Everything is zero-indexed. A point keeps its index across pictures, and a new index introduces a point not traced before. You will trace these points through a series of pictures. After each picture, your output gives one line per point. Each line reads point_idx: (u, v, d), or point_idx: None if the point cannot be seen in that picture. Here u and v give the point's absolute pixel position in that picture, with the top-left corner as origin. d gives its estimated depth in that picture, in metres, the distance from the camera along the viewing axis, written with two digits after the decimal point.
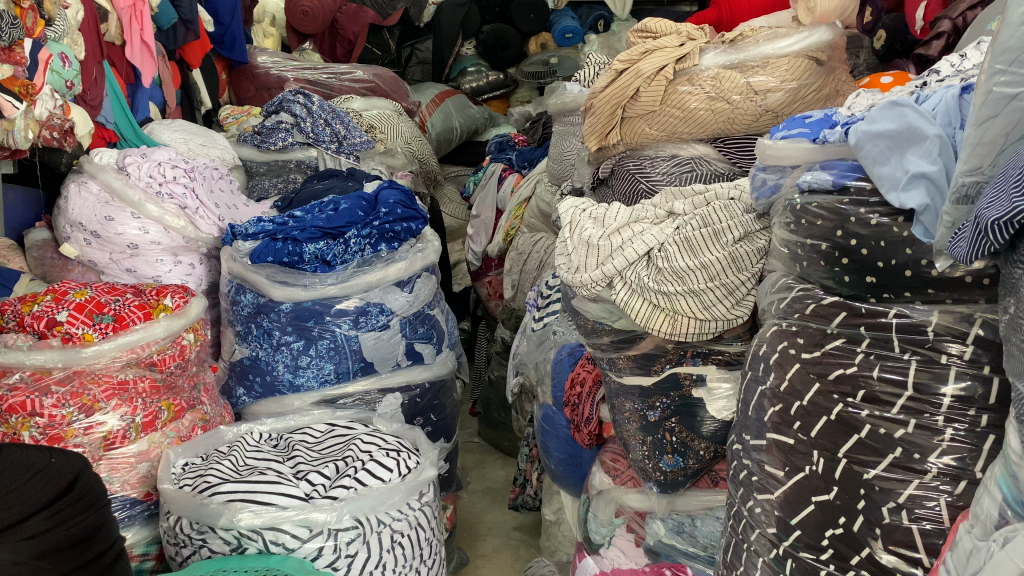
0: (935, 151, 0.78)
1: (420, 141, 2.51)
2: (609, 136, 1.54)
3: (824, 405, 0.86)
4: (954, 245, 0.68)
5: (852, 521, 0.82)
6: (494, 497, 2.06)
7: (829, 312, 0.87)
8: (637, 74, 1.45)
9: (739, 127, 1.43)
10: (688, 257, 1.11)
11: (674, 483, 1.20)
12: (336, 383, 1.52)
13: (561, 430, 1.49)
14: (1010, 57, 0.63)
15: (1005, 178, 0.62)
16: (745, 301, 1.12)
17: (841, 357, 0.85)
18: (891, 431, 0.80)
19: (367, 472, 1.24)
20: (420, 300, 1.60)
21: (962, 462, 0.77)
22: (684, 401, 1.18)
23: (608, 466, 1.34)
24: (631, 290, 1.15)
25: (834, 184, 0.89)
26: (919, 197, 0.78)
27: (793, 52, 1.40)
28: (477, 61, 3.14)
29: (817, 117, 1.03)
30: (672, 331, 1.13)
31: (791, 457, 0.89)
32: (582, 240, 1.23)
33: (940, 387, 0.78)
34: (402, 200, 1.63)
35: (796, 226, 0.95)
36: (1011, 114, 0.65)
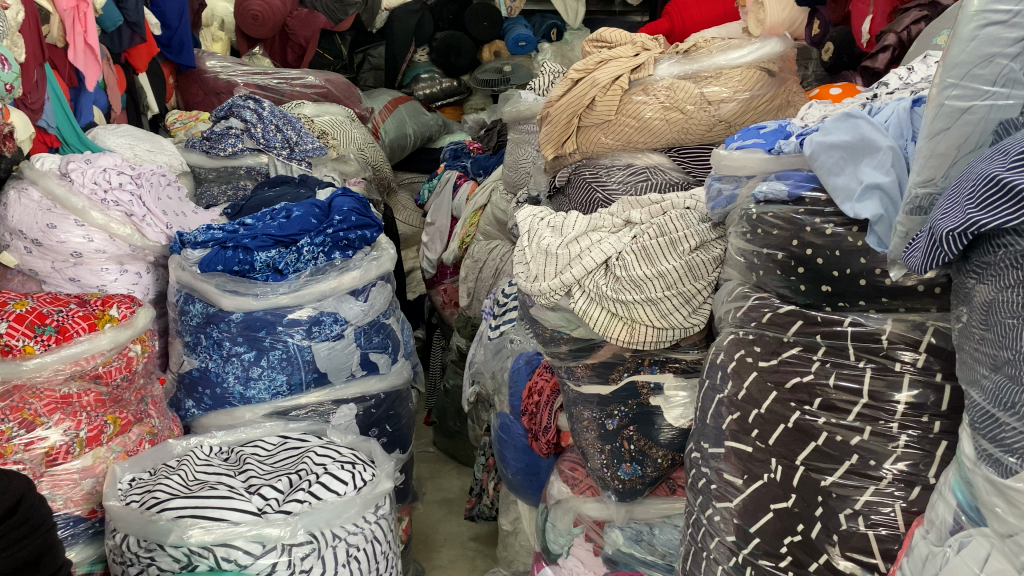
0: (889, 163, 0.80)
1: (373, 148, 2.49)
2: (565, 144, 1.55)
3: (781, 413, 0.86)
4: (909, 255, 0.68)
5: (810, 528, 0.83)
6: (450, 508, 2.05)
7: (785, 320, 0.88)
8: (592, 84, 1.46)
9: (693, 136, 1.44)
10: (646, 266, 1.11)
11: (633, 492, 1.20)
12: (288, 395, 1.49)
13: (518, 439, 1.48)
14: (961, 71, 0.64)
15: (957, 190, 0.63)
16: (701, 309, 1.13)
17: (797, 365, 0.86)
18: (847, 439, 0.81)
19: (321, 485, 1.23)
20: (375, 309, 1.58)
21: (915, 468, 0.79)
22: (642, 409, 1.18)
23: (567, 475, 1.35)
24: (590, 298, 1.15)
25: (789, 194, 0.90)
26: (874, 208, 0.79)
27: (745, 64, 1.42)
28: (431, 68, 3.13)
29: (772, 128, 1.04)
30: (630, 339, 1.13)
31: (749, 464, 0.90)
32: (540, 248, 1.22)
33: (894, 394, 0.80)
34: (356, 208, 1.61)
35: (752, 235, 0.95)
36: (965, 126, 0.66)
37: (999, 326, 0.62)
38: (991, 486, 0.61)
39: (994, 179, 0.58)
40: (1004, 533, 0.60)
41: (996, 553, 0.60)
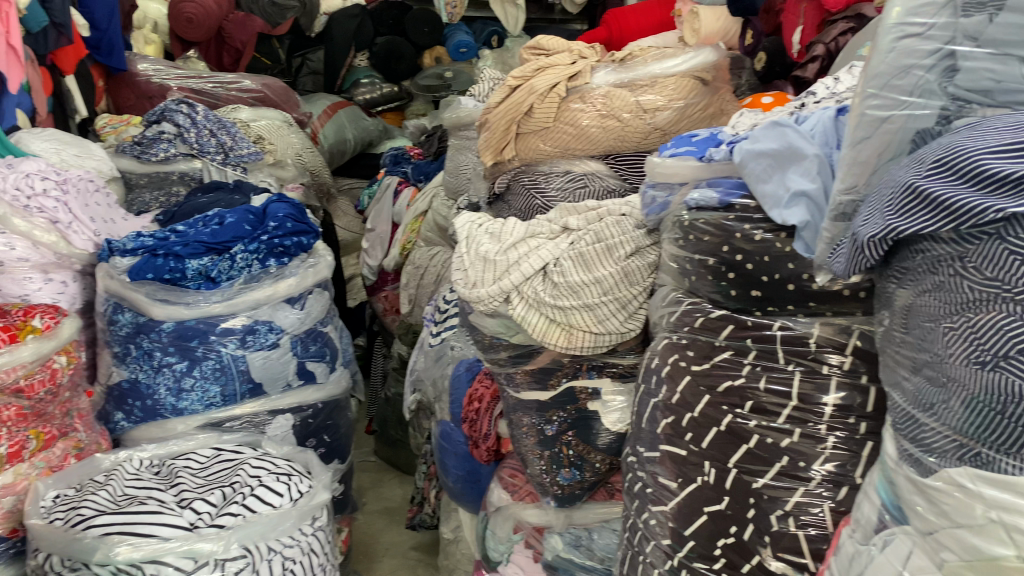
0: (814, 170, 0.82)
1: (311, 153, 2.46)
2: (504, 151, 1.55)
3: (714, 416, 0.87)
4: (834, 261, 0.70)
5: (743, 530, 0.84)
6: (391, 517, 2.03)
7: (717, 325, 0.89)
8: (530, 91, 1.47)
9: (630, 144, 1.45)
10: (583, 272, 1.11)
11: (572, 497, 1.20)
12: (221, 406, 1.45)
13: (459, 447, 1.47)
14: (881, 81, 0.66)
15: (878, 196, 0.64)
16: (637, 315, 1.14)
17: (729, 369, 0.87)
18: (778, 441, 0.83)
19: (256, 497, 1.20)
20: (312, 317, 1.56)
21: (843, 469, 0.81)
22: (580, 414, 1.18)
23: (507, 483, 1.34)
24: (528, 305, 1.14)
25: (721, 201, 0.92)
26: (801, 214, 0.80)
27: (680, 72, 1.44)
28: (371, 73, 3.10)
29: (703, 136, 1.06)
30: (568, 345, 1.13)
31: (684, 468, 0.91)
32: (478, 255, 1.21)
33: (822, 396, 0.82)
34: (292, 214, 1.58)
35: (685, 241, 0.96)
36: (885, 135, 0.67)
37: (918, 329, 0.64)
38: (913, 486, 0.63)
39: (912, 188, 0.58)
40: (925, 531, 0.61)
41: (917, 550, 0.62)
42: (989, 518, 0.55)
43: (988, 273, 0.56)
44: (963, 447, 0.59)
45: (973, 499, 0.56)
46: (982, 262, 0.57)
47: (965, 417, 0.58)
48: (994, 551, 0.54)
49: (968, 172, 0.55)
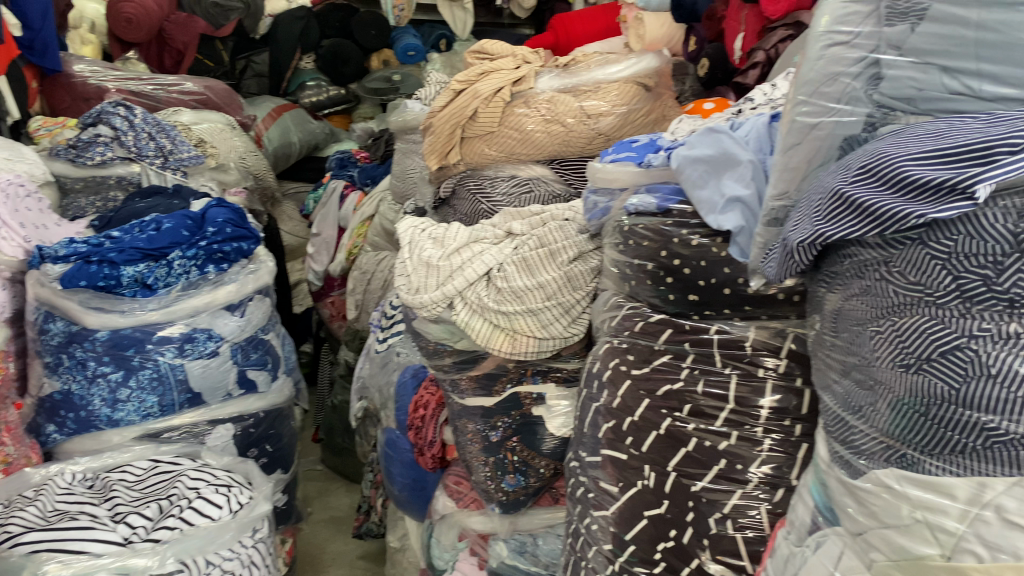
0: (748, 177, 0.83)
1: (255, 157, 2.42)
2: (449, 155, 1.53)
3: (653, 420, 0.88)
4: (767, 265, 0.71)
5: (682, 533, 0.84)
6: (338, 526, 2.00)
7: (655, 329, 0.90)
8: (475, 95, 1.45)
9: (573, 149, 1.45)
10: (527, 277, 1.10)
11: (516, 503, 1.19)
12: (159, 417, 1.41)
13: (404, 454, 1.44)
14: (810, 89, 0.67)
15: (808, 202, 0.65)
16: (580, 319, 1.14)
17: (667, 373, 0.88)
18: (715, 444, 0.84)
19: (194, 509, 1.18)
20: (252, 325, 1.53)
21: (779, 471, 0.82)
22: (525, 419, 1.18)
23: (452, 490, 1.33)
24: (472, 310, 1.13)
25: (659, 207, 0.92)
26: (736, 219, 0.81)
27: (623, 78, 1.45)
28: (317, 75, 3.06)
29: (643, 142, 1.07)
30: (512, 350, 1.12)
31: (625, 473, 0.91)
32: (421, 260, 1.19)
33: (758, 399, 0.83)
34: (232, 219, 1.55)
35: (624, 246, 0.96)
36: (813, 141, 0.69)
37: (847, 333, 0.65)
38: (844, 487, 0.64)
39: (838, 194, 0.59)
40: (855, 532, 0.62)
41: (848, 551, 0.63)
42: (915, 518, 0.56)
43: (911, 278, 0.57)
44: (890, 449, 0.60)
45: (900, 499, 0.57)
46: (906, 266, 0.58)
47: (892, 419, 0.59)
48: (920, 551, 0.55)
49: (889, 178, 0.56)
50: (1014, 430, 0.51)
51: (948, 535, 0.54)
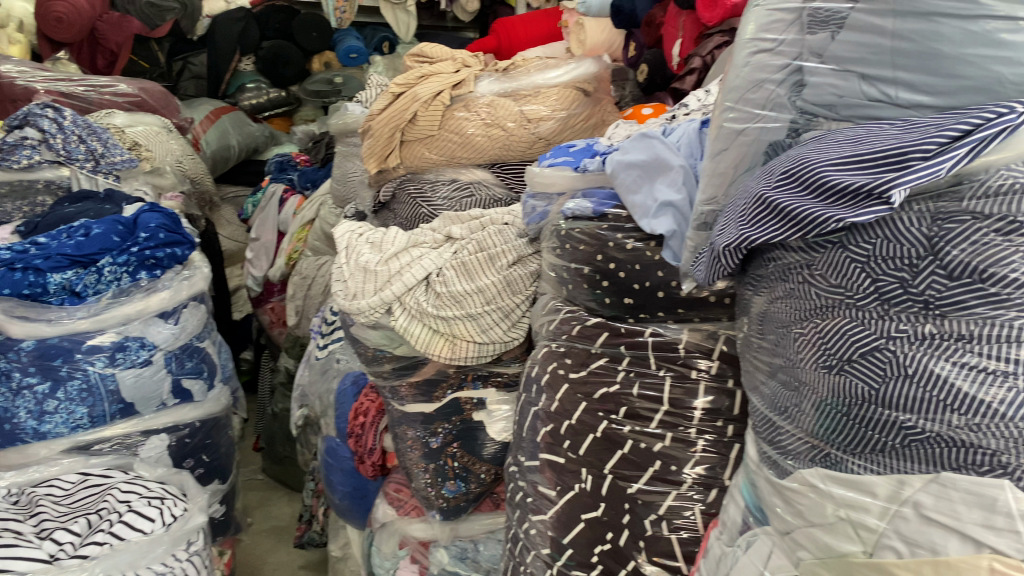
0: (680, 181, 0.84)
1: (192, 160, 2.37)
2: (389, 159, 1.51)
3: (590, 423, 0.88)
4: (697, 269, 0.72)
5: (618, 535, 0.85)
6: (280, 536, 1.97)
7: (592, 332, 0.91)
8: (414, 99, 1.43)
9: (514, 154, 1.45)
10: (466, 282, 1.09)
11: (457, 509, 1.18)
12: (89, 429, 1.36)
13: (344, 463, 1.43)
14: (737, 95, 0.70)
15: (734, 207, 0.67)
16: (520, 323, 1.14)
17: (604, 376, 0.89)
18: (650, 446, 0.84)
19: (125, 523, 1.14)
20: (187, 332, 1.50)
21: (713, 471, 0.83)
22: (465, 425, 1.16)
23: (392, 497, 1.31)
24: (410, 315, 1.11)
25: (595, 211, 0.93)
26: (668, 224, 0.82)
27: (562, 83, 1.46)
28: (256, 77, 3.02)
29: (581, 147, 1.07)
30: (452, 355, 1.11)
31: (562, 476, 0.91)
32: (358, 265, 1.16)
33: (692, 401, 0.84)
34: (165, 224, 1.49)
35: (562, 250, 0.96)
36: (740, 147, 0.72)
37: (773, 335, 0.66)
38: (772, 487, 0.65)
39: (763, 199, 0.61)
40: (783, 531, 0.64)
41: (777, 550, 0.64)
42: (838, 516, 0.57)
43: (832, 281, 0.59)
44: (814, 448, 0.61)
45: (824, 498, 0.59)
46: (827, 270, 0.59)
47: (817, 420, 0.60)
48: (844, 548, 0.57)
49: (811, 183, 0.57)
50: (930, 429, 0.52)
51: (869, 532, 0.55)
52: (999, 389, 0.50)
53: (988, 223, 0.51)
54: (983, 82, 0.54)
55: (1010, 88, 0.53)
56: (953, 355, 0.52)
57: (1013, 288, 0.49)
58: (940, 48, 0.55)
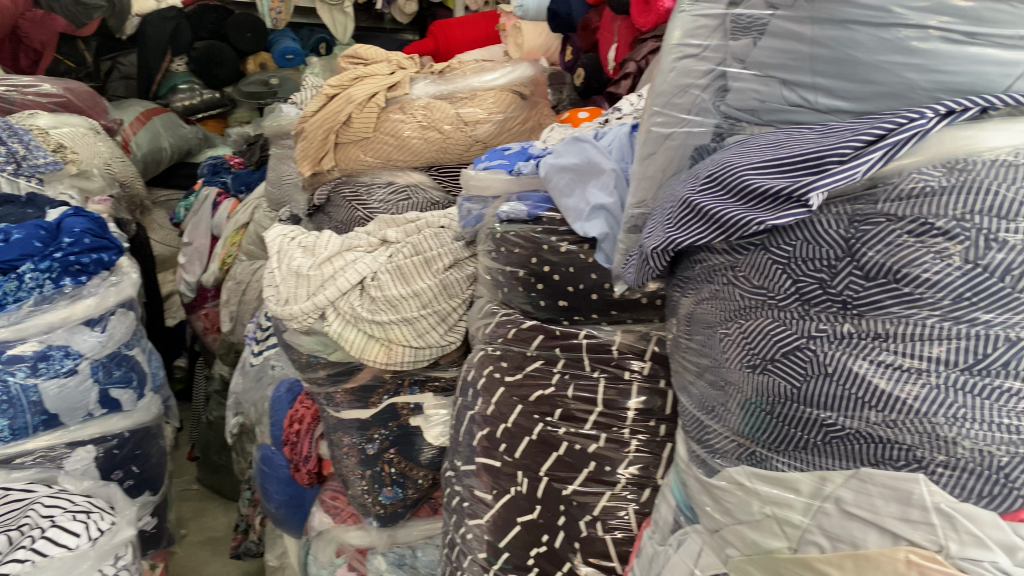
0: (611, 185, 0.85)
1: (121, 162, 2.30)
2: (323, 161, 1.49)
3: (525, 426, 0.89)
4: (627, 271, 0.73)
5: (554, 537, 0.85)
6: (215, 547, 1.93)
7: (528, 335, 0.91)
8: (348, 100, 1.42)
9: (451, 156, 1.46)
10: (401, 286, 1.08)
11: (394, 515, 1.17)
12: (9, 442, 1.31)
13: (280, 471, 1.40)
14: (664, 99, 0.71)
15: (661, 210, 0.68)
16: (457, 327, 1.13)
17: (539, 378, 0.89)
18: (585, 447, 0.85)
19: (48, 540, 1.10)
20: (115, 340, 1.45)
21: (645, 471, 0.84)
22: (402, 430, 1.16)
23: (328, 505, 1.30)
24: (344, 321, 1.08)
25: (529, 214, 0.92)
26: (600, 227, 0.83)
27: (499, 86, 1.46)
28: (189, 78, 2.94)
29: (515, 150, 1.07)
30: (388, 361, 1.09)
31: (499, 479, 0.91)
32: (291, 270, 1.13)
33: (625, 401, 0.85)
34: (91, 229, 1.46)
35: (497, 253, 0.96)
36: (667, 151, 0.73)
37: (699, 336, 0.67)
38: (701, 486, 0.66)
39: (689, 203, 0.62)
40: (711, 529, 0.65)
41: (706, 548, 0.65)
42: (764, 513, 0.59)
43: (755, 282, 0.60)
44: (741, 447, 0.62)
45: (750, 496, 0.60)
46: (751, 271, 0.60)
47: (743, 419, 0.62)
48: (770, 544, 0.58)
49: (735, 187, 0.58)
50: (849, 426, 0.54)
51: (793, 528, 0.57)
52: (913, 386, 0.51)
53: (902, 225, 0.51)
54: (896, 88, 0.56)
55: (921, 93, 0.55)
56: (871, 354, 0.53)
57: (924, 287, 0.50)
58: (856, 54, 0.56)
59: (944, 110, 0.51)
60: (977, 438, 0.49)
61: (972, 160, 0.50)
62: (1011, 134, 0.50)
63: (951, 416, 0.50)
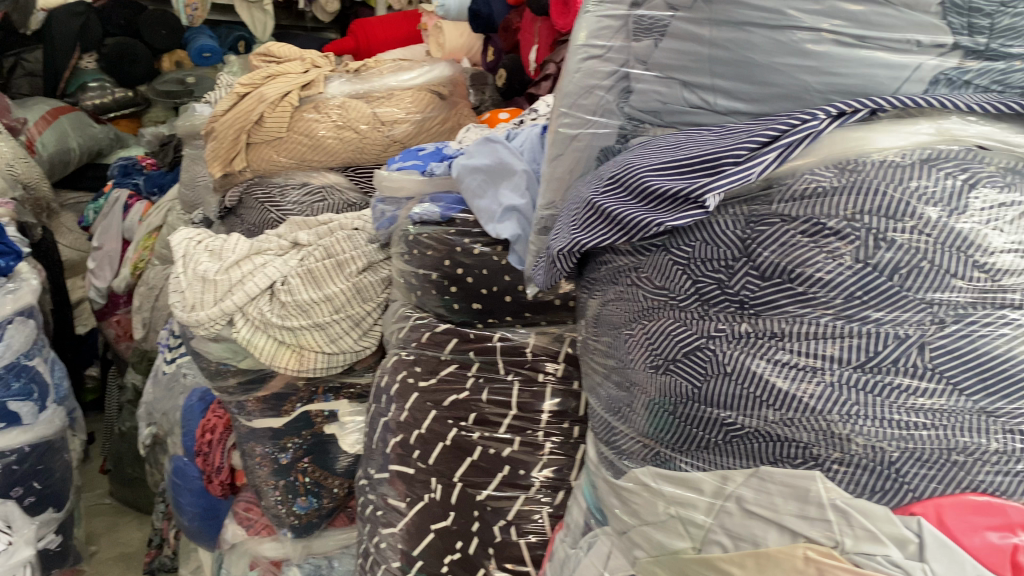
0: (523, 186, 0.84)
1: (25, 163, 2.19)
2: (234, 162, 1.45)
3: (439, 431, 0.87)
4: (536, 273, 0.72)
5: (468, 544, 0.83)
6: (129, 563, 1.86)
7: (442, 339, 0.90)
8: (260, 99, 1.38)
9: (368, 156, 1.43)
10: (313, 290, 1.05)
11: (309, 526, 1.15)
12: None
13: (193, 483, 1.34)
14: (570, 101, 0.71)
15: (567, 212, 0.68)
16: (372, 331, 1.11)
17: (454, 383, 0.88)
18: (499, 451, 0.84)
19: None
20: (13, 351, 1.38)
21: (560, 474, 0.83)
22: (316, 438, 1.13)
23: (242, 517, 1.26)
24: (254, 327, 1.06)
25: (442, 216, 0.91)
26: (512, 228, 0.82)
27: (416, 86, 1.44)
28: (100, 76, 2.82)
29: (430, 150, 1.05)
30: (300, 367, 1.06)
31: (413, 487, 0.89)
32: (197, 275, 1.10)
33: (540, 404, 0.84)
34: None
35: (410, 256, 0.93)
36: (574, 153, 0.73)
37: (606, 337, 0.67)
38: (610, 488, 0.66)
39: (592, 205, 0.62)
40: (620, 531, 0.65)
41: (615, 550, 0.65)
42: (669, 513, 0.59)
43: (658, 283, 0.60)
44: (647, 448, 0.62)
45: (656, 497, 0.60)
46: (653, 272, 0.60)
47: (648, 420, 0.62)
48: (674, 545, 0.58)
49: (636, 189, 0.58)
50: (748, 424, 0.54)
51: (697, 528, 0.57)
52: (809, 384, 0.51)
53: (795, 225, 0.52)
54: (792, 91, 0.56)
55: (815, 96, 0.56)
56: (767, 353, 0.53)
57: (818, 287, 0.51)
58: (753, 56, 0.56)
59: (835, 111, 0.52)
60: (869, 435, 0.50)
61: (862, 161, 0.52)
62: (897, 136, 0.52)
63: (845, 414, 0.50)
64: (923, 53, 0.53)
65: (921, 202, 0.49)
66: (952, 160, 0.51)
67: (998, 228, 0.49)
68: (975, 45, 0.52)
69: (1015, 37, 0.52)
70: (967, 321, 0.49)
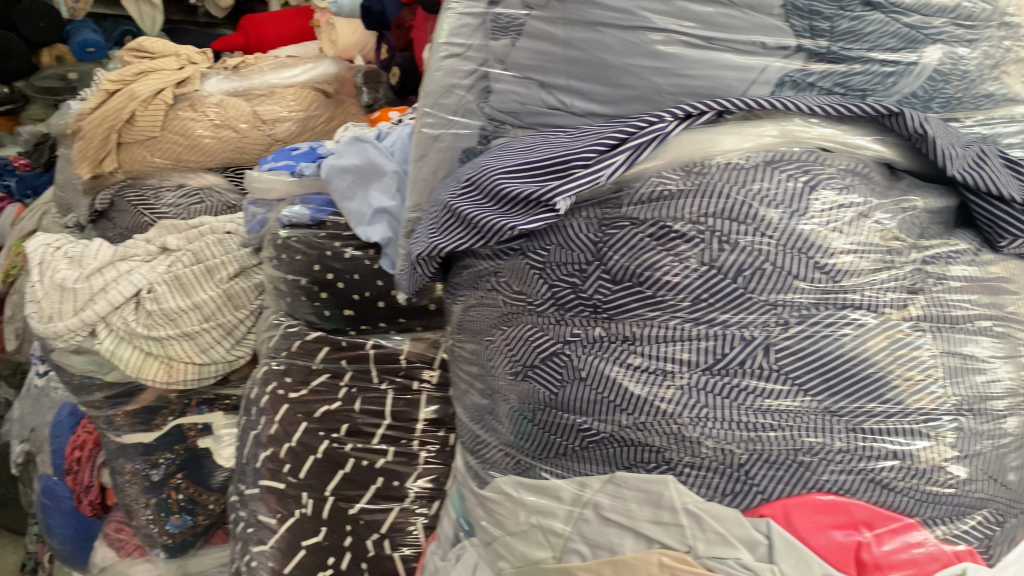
0: (393, 187, 0.82)
1: None
2: (104, 162, 1.37)
3: (310, 444, 0.84)
4: (401, 278, 0.70)
5: (340, 559, 0.81)
6: None
7: (312, 347, 0.86)
8: (131, 97, 1.31)
9: (248, 156, 1.38)
10: (180, 298, 1.00)
11: (184, 545, 1.10)
12: None
13: (62, 503, 1.27)
14: (432, 101, 0.69)
15: (428, 216, 0.66)
16: (246, 340, 1.06)
17: (324, 394, 0.86)
18: (372, 462, 0.83)
19: None
20: None
21: (436, 484, 0.83)
22: (190, 453, 1.09)
23: (112, 538, 1.19)
24: (118, 337, 1.00)
25: (312, 218, 0.86)
26: (382, 231, 0.80)
27: (299, 84, 1.40)
28: None
29: (303, 150, 1.01)
30: (169, 378, 1.02)
31: (283, 502, 0.85)
32: (54, 284, 1.02)
33: (415, 412, 0.85)
34: None
35: (278, 260, 0.88)
36: (438, 153, 0.71)
37: (471, 344, 0.65)
38: (477, 499, 0.64)
39: (449, 208, 0.60)
40: (486, 542, 0.63)
41: (482, 562, 0.63)
42: (530, 522, 0.58)
43: (516, 288, 0.59)
44: (510, 457, 0.61)
45: (518, 506, 0.59)
46: (512, 277, 0.59)
47: (510, 429, 0.60)
48: (535, 555, 0.57)
49: (490, 191, 0.56)
50: (603, 430, 0.53)
51: (557, 536, 0.56)
52: (661, 387, 0.50)
53: (644, 228, 0.52)
54: (643, 92, 0.56)
55: (666, 97, 0.55)
56: (620, 357, 0.52)
57: (666, 290, 0.51)
58: (604, 57, 0.56)
59: (682, 114, 0.52)
60: (719, 437, 0.49)
61: (707, 163, 0.52)
62: (742, 138, 0.52)
63: (695, 416, 0.49)
64: (768, 55, 0.53)
65: (763, 204, 0.50)
66: (795, 162, 0.52)
67: (838, 230, 0.50)
68: (817, 48, 0.53)
69: (853, 41, 0.52)
70: (810, 321, 0.49)
